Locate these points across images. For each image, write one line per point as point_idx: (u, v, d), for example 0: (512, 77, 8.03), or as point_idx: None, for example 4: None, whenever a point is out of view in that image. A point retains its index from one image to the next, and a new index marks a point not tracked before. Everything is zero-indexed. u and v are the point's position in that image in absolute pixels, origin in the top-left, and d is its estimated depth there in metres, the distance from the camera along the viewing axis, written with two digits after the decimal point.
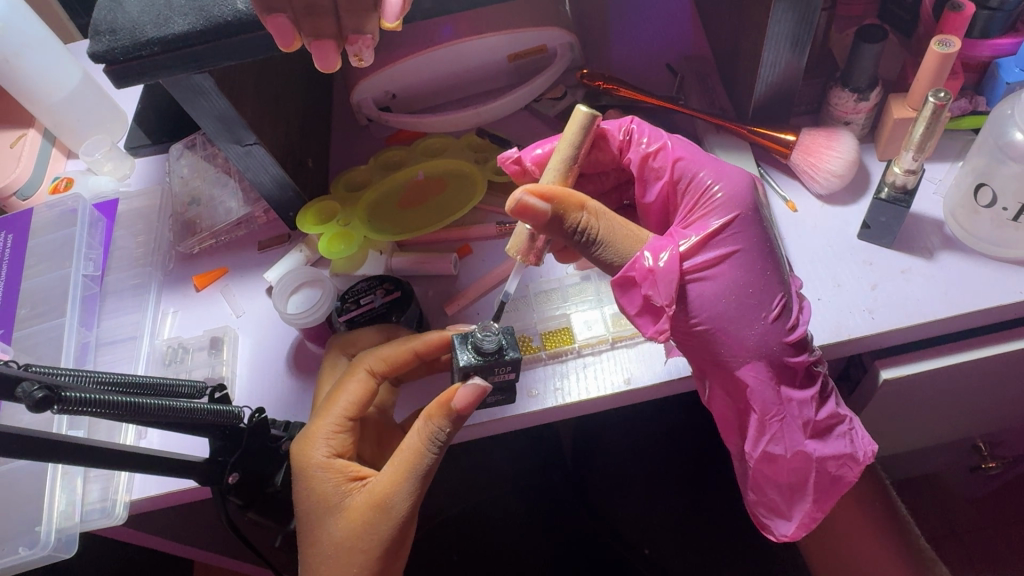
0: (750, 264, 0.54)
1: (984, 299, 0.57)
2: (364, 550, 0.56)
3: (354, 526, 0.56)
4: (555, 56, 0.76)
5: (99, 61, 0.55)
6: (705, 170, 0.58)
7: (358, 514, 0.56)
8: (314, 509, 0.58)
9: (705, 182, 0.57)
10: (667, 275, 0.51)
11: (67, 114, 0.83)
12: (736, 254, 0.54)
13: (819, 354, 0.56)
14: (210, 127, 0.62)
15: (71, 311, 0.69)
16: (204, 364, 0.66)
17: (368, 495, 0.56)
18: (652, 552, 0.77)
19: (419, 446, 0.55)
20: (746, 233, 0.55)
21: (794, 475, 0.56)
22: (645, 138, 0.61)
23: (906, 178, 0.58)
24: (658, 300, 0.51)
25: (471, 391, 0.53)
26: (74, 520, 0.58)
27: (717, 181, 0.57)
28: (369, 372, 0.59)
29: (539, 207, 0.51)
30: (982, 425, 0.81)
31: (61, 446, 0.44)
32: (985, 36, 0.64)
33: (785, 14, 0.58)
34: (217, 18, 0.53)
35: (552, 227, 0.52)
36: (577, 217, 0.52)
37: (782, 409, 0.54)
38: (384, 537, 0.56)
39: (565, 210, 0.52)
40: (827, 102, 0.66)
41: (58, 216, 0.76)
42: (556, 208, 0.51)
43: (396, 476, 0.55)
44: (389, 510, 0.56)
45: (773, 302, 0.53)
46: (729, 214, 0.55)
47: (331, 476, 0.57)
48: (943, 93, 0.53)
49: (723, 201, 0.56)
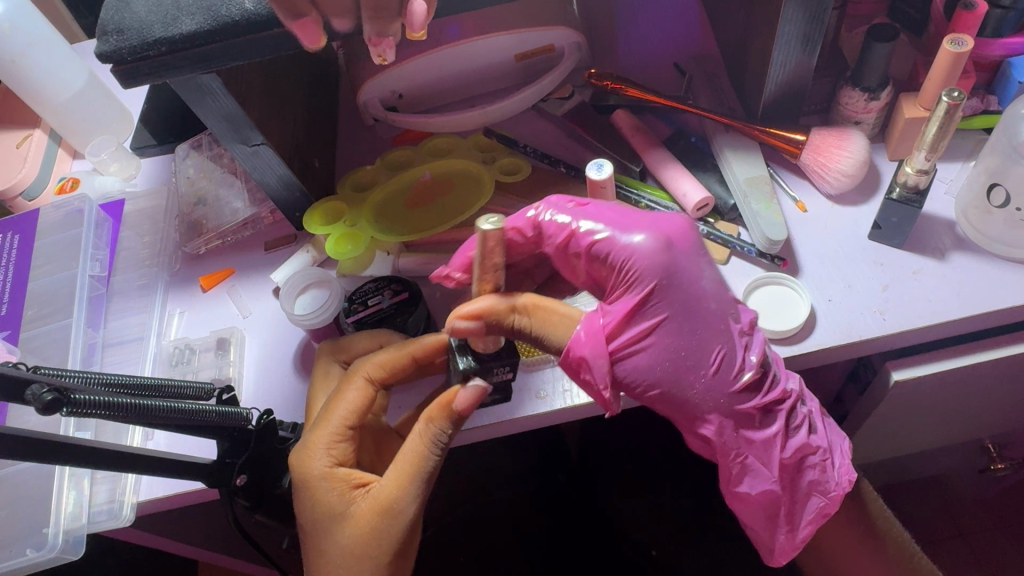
0: (676, 333, 0.52)
1: (998, 300, 0.57)
2: (373, 558, 0.56)
3: (360, 535, 0.56)
4: (563, 55, 0.76)
5: (107, 62, 0.54)
6: (616, 238, 0.54)
7: (364, 522, 0.56)
8: (320, 522, 0.57)
9: (619, 248, 0.53)
10: (597, 359, 0.51)
11: (73, 116, 0.83)
12: (659, 324, 0.52)
13: (782, 391, 0.53)
14: (217, 127, 0.61)
15: (77, 312, 0.69)
16: (211, 365, 0.66)
17: (372, 501, 0.56)
18: (659, 553, 0.77)
19: (421, 449, 0.55)
20: (664, 302, 0.52)
21: (772, 507, 0.55)
22: (555, 218, 0.56)
23: (918, 178, 0.58)
24: (596, 383, 0.52)
25: (472, 393, 0.53)
26: (81, 522, 0.58)
27: (629, 246, 0.53)
28: (366, 378, 0.58)
29: (467, 329, 0.51)
30: (992, 426, 0.80)
31: (70, 449, 0.44)
32: (998, 35, 0.63)
33: (796, 12, 0.57)
34: (225, 18, 0.53)
35: (489, 338, 0.53)
36: (510, 322, 0.52)
37: (742, 451, 0.53)
38: (391, 544, 0.56)
39: (496, 321, 0.52)
40: (837, 102, 0.66)
41: (64, 217, 0.76)
42: (489, 323, 0.52)
43: (400, 480, 0.55)
44: (394, 516, 0.55)
45: (709, 358, 0.52)
46: (651, 282, 0.52)
47: (334, 486, 0.57)
48: (957, 92, 0.52)
49: (636, 268, 0.52)
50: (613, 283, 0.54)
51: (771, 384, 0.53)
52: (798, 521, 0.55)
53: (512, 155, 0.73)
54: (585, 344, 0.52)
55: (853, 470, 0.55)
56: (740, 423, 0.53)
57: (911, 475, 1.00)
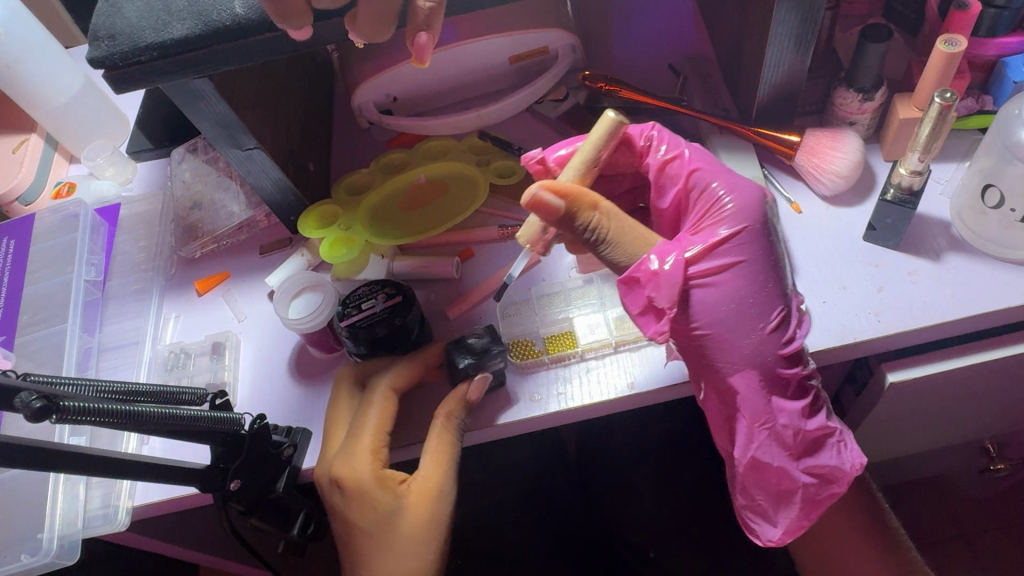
0: (753, 277, 0.53)
1: (993, 301, 0.57)
2: (426, 541, 0.61)
3: (418, 520, 0.61)
4: (557, 58, 0.76)
5: (98, 67, 0.55)
6: (723, 179, 0.57)
7: (417, 508, 0.60)
8: (373, 519, 0.60)
9: (725, 187, 0.56)
10: (671, 279, 0.51)
11: (69, 120, 0.83)
12: (740, 265, 0.53)
13: (813, 368, 0.55)
14: (210, 132, 0.61)
15: (72, 316, 0.69)
16: (207, 369, 0.66)
17: (419, 488, 0.60)
18: (657, 555, 0.76)
19: (447, 440, 0.58)
20: (755, 244, 0.54)
21: (782, 484, 0.55)
22: (668, 140, 0.60)
23: (912, 179, 0.57)
24: (660, 302, 0.51)
25: (479, 383, 0.58)
26: (76, 527, 0.58)
27: (734, 186, 0.56)
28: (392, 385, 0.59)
29: (553, 203, 0.51)
30: (990, 427, 0.80)
31: (61, 456, 0.44)
32: (992, 34, 0.63)
33: (789, 13, 0.57)
34: (216, 23, 0.53)
35: (563, 224, 0.53)
36: (589, 216, 0.52)
37: (773, 417, 0.53)
38: (439, 522, 0.62)
39: (578, 208, 0.52)
40: (831, 102, 0.66)
41: (60, 221, 0.76)
42: (570, 204, 0.52)
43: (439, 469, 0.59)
44: (440, 497, 0.61)
45: (771, 312, 0.53)
46: (736, 225, 0.54)
47: (382, 486, 0.59)
48: (949, 94, 0.52)
49: (736, 209, 0.55)
50: (697, 224, 0.56)
51: (807, 359, 0.55)
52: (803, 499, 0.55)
53: (507, 158, 0.73)
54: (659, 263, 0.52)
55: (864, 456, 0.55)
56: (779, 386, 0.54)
57: (910, 475, 1.00)
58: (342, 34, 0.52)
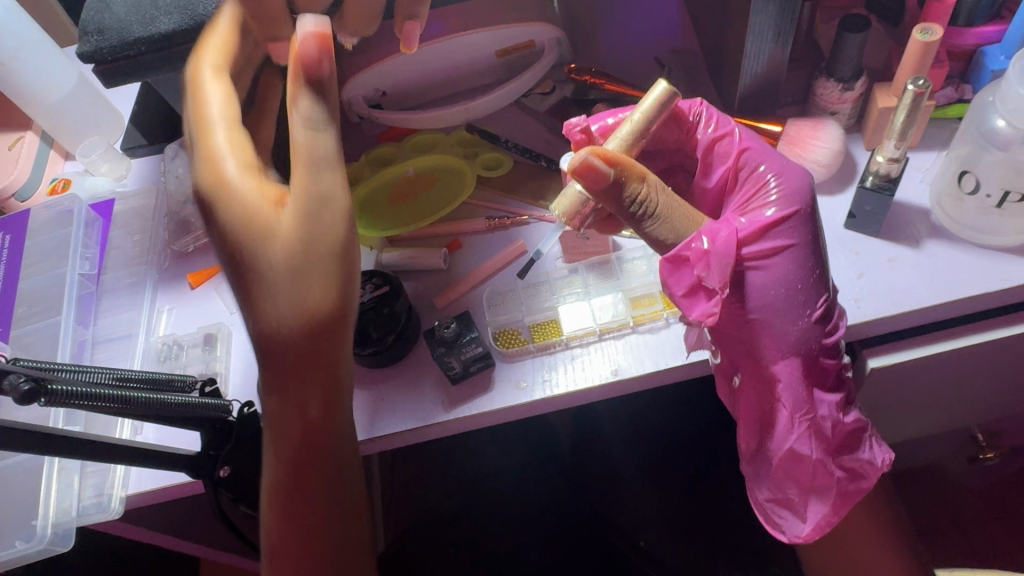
0: (803, 260, 0.54)
1: (972, 287, 0.57)
2: (332, 385, 0.46)
3: (318, 294, 0.45)
4: (543, 51, 0.77)
5: (88, 61, 0.56)
6: (773, 163, 0.58)
7: (314, 244, 0.45)
8: (250, 231, 0.46)
9: (776, 170, 0.57)
10: (722, 257, 0.51)
11: (64, 118, 0.84)
12: (791, 248, 0.54)
13: (848, 362, 0.56)
14: None
15: (67, 309, 0.70)
16: (199, 360, 0.67)
17: (297, 210, 0.46)
18: (648, 545, 0.76)
19: (312, 133, 0.47)
20: (805, 228, 0.55)
21: (815, 479, 0.55)
22: (718, 116, 0.61)
23: (889, 166, 0.58)
24: (710, 282, 0.51)
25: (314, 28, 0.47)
26: (70, 515, 0.59)
27: (786, 170, 0.57)
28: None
29: (603, 169, 0.51)
30: (977, 414, 0.81)
31: (51, 438, 0.45)
32: (971, 24, 0.63)
33: (767, 4, 0.58)
34: (203, 17, 0.54)
35: (611, 193, 0.52)
36: (637, 188, 0.52)
37: (812, 407, 0.54)
38: (351, 258, 0.47)
39: (627, 177, 0.52)
40: (813, 92, 0.66)
41: (55, 216, 0.77)
42: (619, 171, 0.52)
43: (325, 163, 0.47)
44: (332, 207, 0.46)
45: (817, 301, 0.54)
46: (788, 207, 0.55)
47: (255, 188, 0.47)
48: (922, 81, 0.53)
49: (786, 192, 0.56)
50: (747, 206, 0.57)
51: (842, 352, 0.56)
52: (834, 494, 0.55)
53: (493, 151, 0.74)
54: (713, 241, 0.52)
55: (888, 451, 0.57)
56: (821, 373, 0.55)
57: (902, 463, 1.00)
58: None
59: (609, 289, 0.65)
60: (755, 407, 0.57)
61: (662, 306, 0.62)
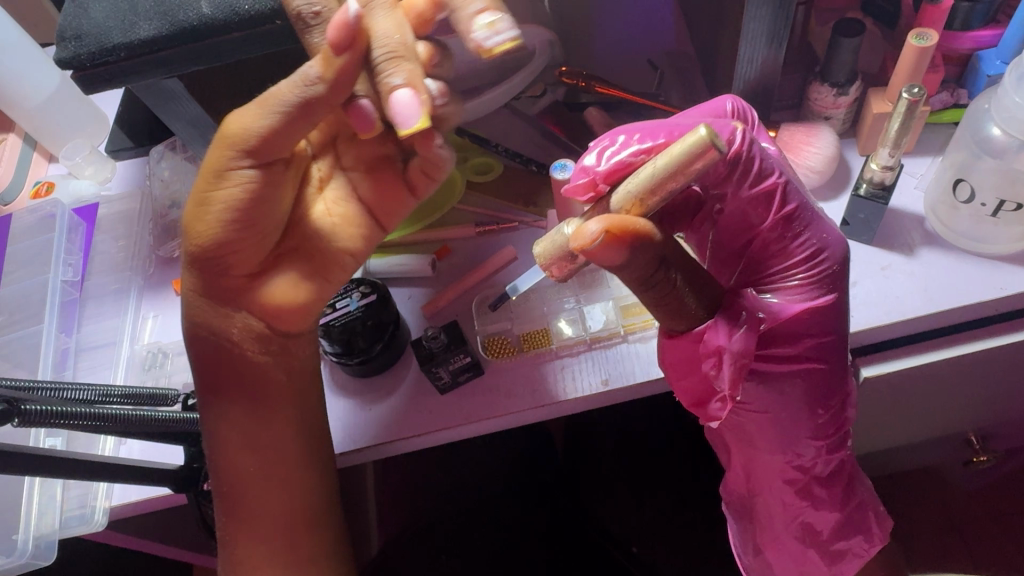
0: (826, 355, 0.53)
1: (965, 296, 0.57)
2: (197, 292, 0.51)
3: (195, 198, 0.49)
4: (534, 54, 0.75)
5: (66, 68, 0.54)
6: (810, 240, 0.52)
7: (210, 155, 0.48)
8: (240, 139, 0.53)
9: (813, 243, 0.52)
10: (738, 358, 0.47)
11: (48, 120, 0.82)
12: (819, 341, 0.53)
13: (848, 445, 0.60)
14: (182, 130, 0.63)
15: (48, 318, 0.69)
16: (185, 369, 0.66)
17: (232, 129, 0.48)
18: (641, 551, 0.76)
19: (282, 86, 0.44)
20: (834, 322, 0.53)
21: (808, 555, 0.63)
22: (755, 163, 0.50)
23: (883, 174, 0.58)
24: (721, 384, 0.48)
25: (338, 18, 0.40)
26: (52, 527, 0.58)
27: (828, 249, 0.52)
28: (353, 159, 0.51)
29: (614, 254, 0.43)
30: (972, 419, 0.80)
31: (24, 459, 0.44)
32: (966, 28, 0.62)
33: (761, 8, 0.57)
34: (183, 23, 0.53)
35: (624, 271, 0.45)
36: (657, 268, 0.46)
37: (811, 496, 0.60)
38: (222, 184, 0.47)
39: (644, 259, 0.45)
40: (806, 97, 0.66)
41: (38, 222, 0.76)
42: (637, 243, 0.44)
43: (262, 105, 0.44)
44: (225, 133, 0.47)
45: (832, 398, 0.54)
46: (818, 298, 0.52)
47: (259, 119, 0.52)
48: (917, 89, 0.52)
49: (820, 279, 0.51)
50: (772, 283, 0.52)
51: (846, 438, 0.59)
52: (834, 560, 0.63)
53: (483, 156, 0.73)
54: (729, 339, 0.48)
55: (883, 517, 0.66)
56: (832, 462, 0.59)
57: (897, 467, 1.00)
58: None
59: (600, 298, 0.64)
60: (764, 491, 0.60)
61: (653, 315, 0.61)
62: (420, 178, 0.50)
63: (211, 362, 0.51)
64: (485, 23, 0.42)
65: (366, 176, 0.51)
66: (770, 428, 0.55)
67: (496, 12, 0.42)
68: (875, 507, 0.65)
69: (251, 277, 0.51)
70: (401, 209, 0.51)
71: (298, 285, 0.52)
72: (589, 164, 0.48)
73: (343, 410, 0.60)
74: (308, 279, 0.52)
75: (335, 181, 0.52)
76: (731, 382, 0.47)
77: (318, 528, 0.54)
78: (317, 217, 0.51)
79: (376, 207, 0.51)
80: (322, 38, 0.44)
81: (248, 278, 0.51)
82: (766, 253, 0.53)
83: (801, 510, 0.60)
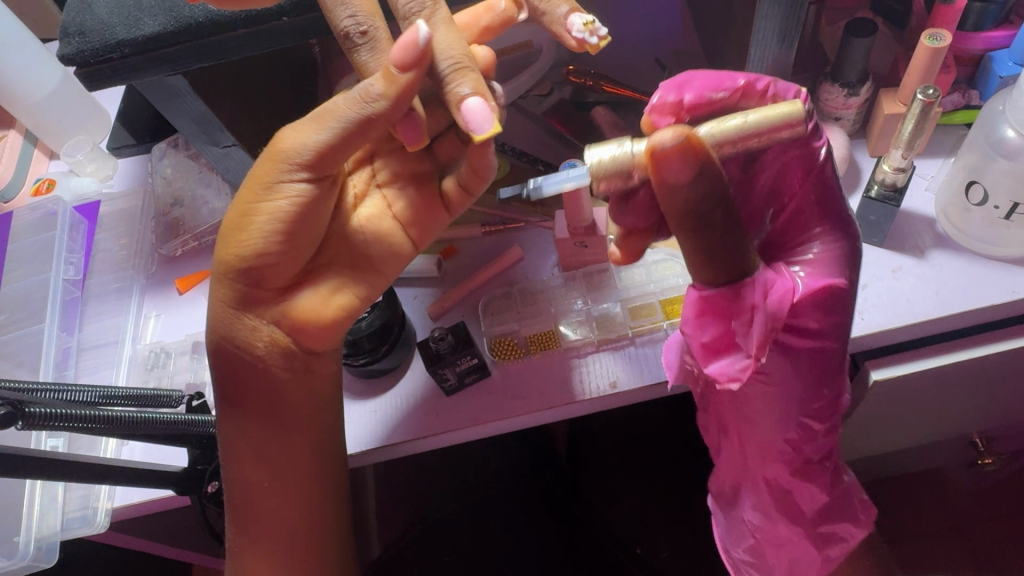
0: (830, 332, 0.52)
1: (977, 299, 0.56)
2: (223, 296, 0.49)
3: (238, 208, 0.47)
4: (541, 52, 0.75)
5: (70, 64, 0.54)
6: (829, 213, 0.52)
7: (258, 167, 0.46)
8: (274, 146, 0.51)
9: (833, 217, 0.52)
10: (770, 317, 0.47)
11: (49, 116, 0.81)
12: (831, 321, 0.52)
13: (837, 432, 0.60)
14: (186, 128, 0.60)
15: (50, 317, 0.69)
16: (187, 369, 0.65)
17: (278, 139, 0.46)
18: (644, 552, 0.76)
19: (341, 104, 0.42)
20: (844, 296, 0.52)
21: (797, 549, 0.60)
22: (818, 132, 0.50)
23: (895, 176, 0.57)
24: (750, 341, 0.47)
25: (406, 39, 0.38)
26: (54, 529, 0.58)
27: (848, 223, 0.53)
28: (390, 176, 0.51)
29: (687, 169, 0.41)
30: (978, 422, 0.80)
31: (26, 461, 0.44)
32: (978, 28, 0.62)
33: (772, 8, 0.56)
34: (188, 19, 0.52)
35: (683, 197, 0.43)
36: (716, 206, 0.44)
37: (804, 480, 0.58)
38: (271, 196, 0.45)
39: (711, 188, 0.43)
40: (816, 97, 0.65)
41: (39, 219, 0.75)
42: (708, 162, 0.42)
43: (320, 121, 0.43)
44: (278, 146, 0.45)
45: (834, 380, 0.54)
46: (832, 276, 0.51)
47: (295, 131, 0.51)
48: (931, 91, 0.52)
49: (834, 258, 0.52)
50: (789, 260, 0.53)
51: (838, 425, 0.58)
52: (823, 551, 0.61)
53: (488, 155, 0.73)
54: (763, 297, 0.47)
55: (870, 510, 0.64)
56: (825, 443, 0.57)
57: (900, 468, 0.99)
58: (323, 27, 0.53)
59: (608, 299, 0.64)
60: (754, 472, 0.58)
61: (662, 317, 0.61)
62: (457, 194, 0.50)
63: (228, 364, 0.50)
64: (579, 25, 0.45)
65: (404, 194, 0.50)
66: (767, 407, 0.54)
67: (590, 14, 0.45)
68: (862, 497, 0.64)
69: (281, 292, 0.49)
70: (434, 225, 0.51)
71: (330, 302, 0.49)
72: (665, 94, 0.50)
73: (350, 411, 0.60)
74: (339, 296, 0.49)
75: (371, 198, 0.51)
76: (760, 341, 0.47)
77: (316, 508, 0.53)
78: (354, 235, 0.50)
79: (409, 224, 0.50)
80: (370, 56, 0.41)
81: (281, 294, 0.49)
82: (787, 223, 0.53)
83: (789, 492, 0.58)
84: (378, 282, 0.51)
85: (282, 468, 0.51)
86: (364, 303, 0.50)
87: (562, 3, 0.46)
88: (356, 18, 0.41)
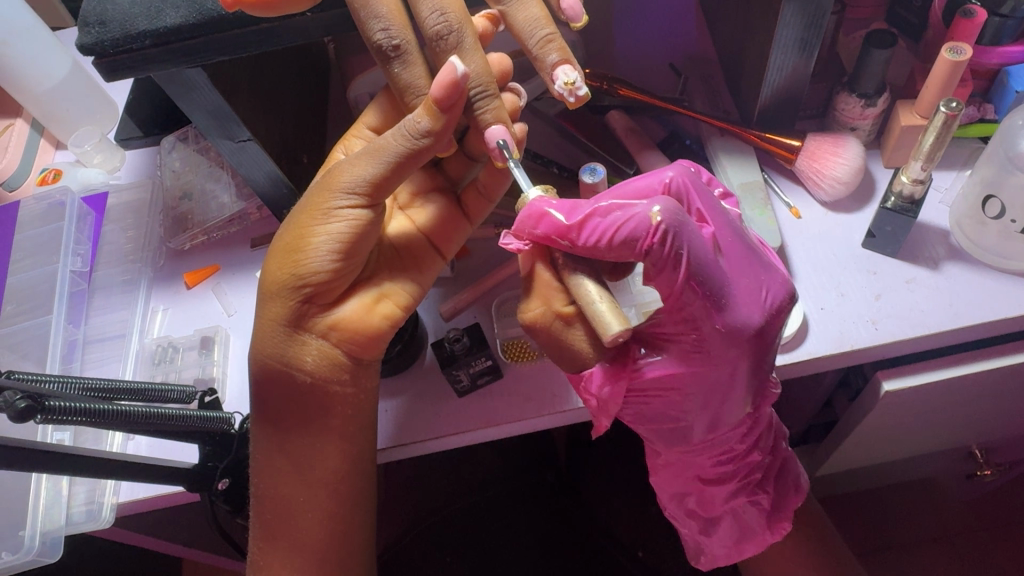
0: (703, 412, 0.51)
1: (990, 312, 0.57)
2: (274, 316, 0.50)
3: (292, 233, 0.49)
4: None
5: (87, 53, 0.53)
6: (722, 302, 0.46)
7: (312, 196, 0.49)
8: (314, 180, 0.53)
9: (703, 336, 0.47)
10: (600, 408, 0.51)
11: (56, 105, 0.80)
12: (737, 373, 0.49)
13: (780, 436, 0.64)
14: (202, 122, 0.59)
15: (58, 308, 0.68)
16: (195, 364, 0.64)
17: (328, 174, 0.49)
18: (646, 555, 0.76)
19: (387, 139, 0.46)
20: (710, 384, 0.49)
21: (739, 539, 0.66)
22: (681, 241, 0.44)
23: (913, 187, 0.58)
24: (596, 415, 0.51)
25: (445, 76, 0.42)
26: (58, 524, 0.57)
27: (726, 332, 0.47)
28: (411, 194, 0.56)
29: (523, 265, 0.51)
30: (980, 433, 0.80)
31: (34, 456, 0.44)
32: (996, 42, 0.62)
33: (794, 17, 0.56)
34: (211, 12, 0.51)
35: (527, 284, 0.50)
36: (535, 308, 0.49)
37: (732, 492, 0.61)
38: (327, 223, 0.48)
39: (532, 293, 0.50)
40: (834, 107, 0.65)
41: (46, 209, 0.75)
42: (543, 279, 0.49)
43: (373, 155, 0.47)
44: (333, 179, 0.48)
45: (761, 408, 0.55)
46: (736, 347, 0.47)
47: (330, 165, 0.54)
48: (954, 103, 0.52)
49: (737, 328, 0.47)
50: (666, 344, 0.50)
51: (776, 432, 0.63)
52: (733, 548, 0.66)
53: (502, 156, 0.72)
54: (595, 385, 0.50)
55: (788, 525, 0.66)
56: (736, 475, 0.60)
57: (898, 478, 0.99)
58: (346, 24, 0.53)
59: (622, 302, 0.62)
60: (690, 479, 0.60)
61: None
62: (477, 200, 0.54)
63: (275, 380, 0.50)
64: (561, 81, 0.47)
65: (427, 209, 0.54)
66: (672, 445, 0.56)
67: (573, 73, 0.47)
68: (784, 511, 0.65)
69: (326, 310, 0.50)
70: (456, 235, 0.55)
71: (373, 312, 0.50)
72: (537, 209, 0.46)
73: None
74: (382, 305, 0.50)
75: (397, 217, 0.55)
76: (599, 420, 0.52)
77: (302, 523, 0.52)
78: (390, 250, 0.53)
79: (435, 238, 0.54)
80: (403, 69, 0.47)
81: (328, 310, 0.50)
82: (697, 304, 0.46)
83: (710, 494, 0.62)
84: (417, 291, 0.53)
85: (287, 475, 0.52)
86: (406, 314, 0.52)
87: (555, 52, 0.48)
88: (389, 32, 0.46)
